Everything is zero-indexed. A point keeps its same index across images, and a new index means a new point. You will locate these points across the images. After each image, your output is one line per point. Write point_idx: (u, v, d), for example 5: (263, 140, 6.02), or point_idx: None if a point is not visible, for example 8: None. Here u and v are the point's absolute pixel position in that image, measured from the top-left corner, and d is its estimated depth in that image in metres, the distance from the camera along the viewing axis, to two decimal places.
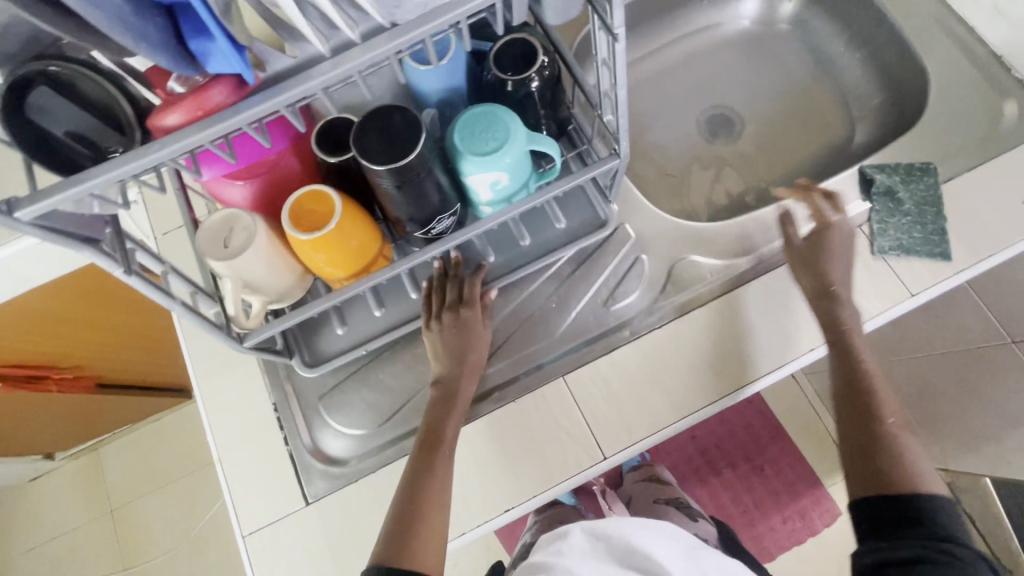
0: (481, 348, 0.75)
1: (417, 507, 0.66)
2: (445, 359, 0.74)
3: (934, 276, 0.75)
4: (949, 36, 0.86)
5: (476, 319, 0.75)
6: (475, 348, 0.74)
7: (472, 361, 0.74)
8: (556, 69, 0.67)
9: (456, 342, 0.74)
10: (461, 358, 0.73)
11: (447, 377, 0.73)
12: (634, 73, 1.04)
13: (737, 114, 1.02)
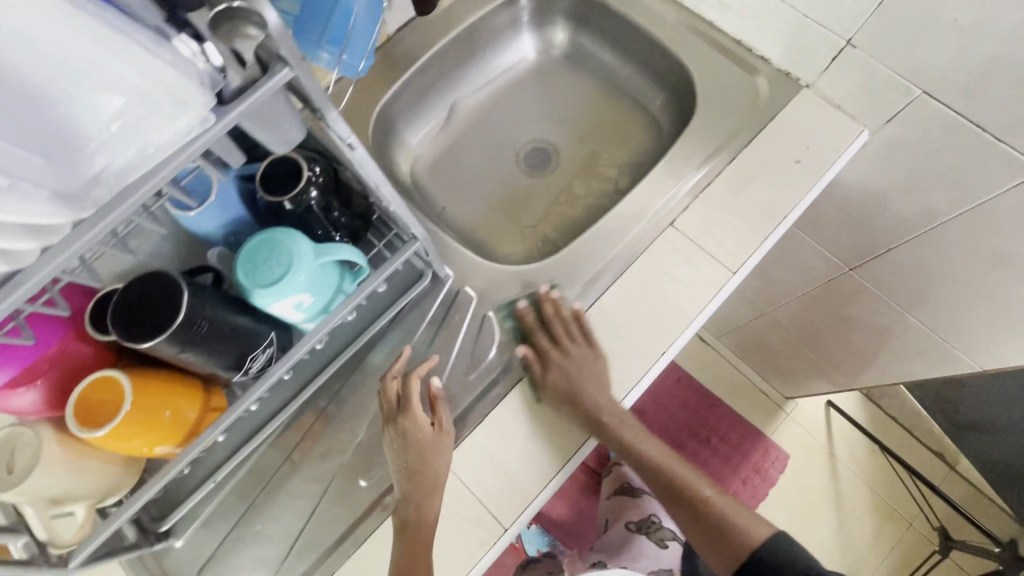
0: (436, 456, 0.72)
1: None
2: (399, 479, 0.70)
3: (745, 250, 0.81)
4: (696, 34, 0.95)
5: (419, 426, 0.72)
6: (427, 455, 0.71)
7: (426, 477, 0.70)
8: (330, 173, 0.67)
9: (405, 458, 0.71)
10: (408, 473, 0.70)
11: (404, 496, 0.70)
12: (445, 137, 1.06)
13: (550, 145, 1.06)
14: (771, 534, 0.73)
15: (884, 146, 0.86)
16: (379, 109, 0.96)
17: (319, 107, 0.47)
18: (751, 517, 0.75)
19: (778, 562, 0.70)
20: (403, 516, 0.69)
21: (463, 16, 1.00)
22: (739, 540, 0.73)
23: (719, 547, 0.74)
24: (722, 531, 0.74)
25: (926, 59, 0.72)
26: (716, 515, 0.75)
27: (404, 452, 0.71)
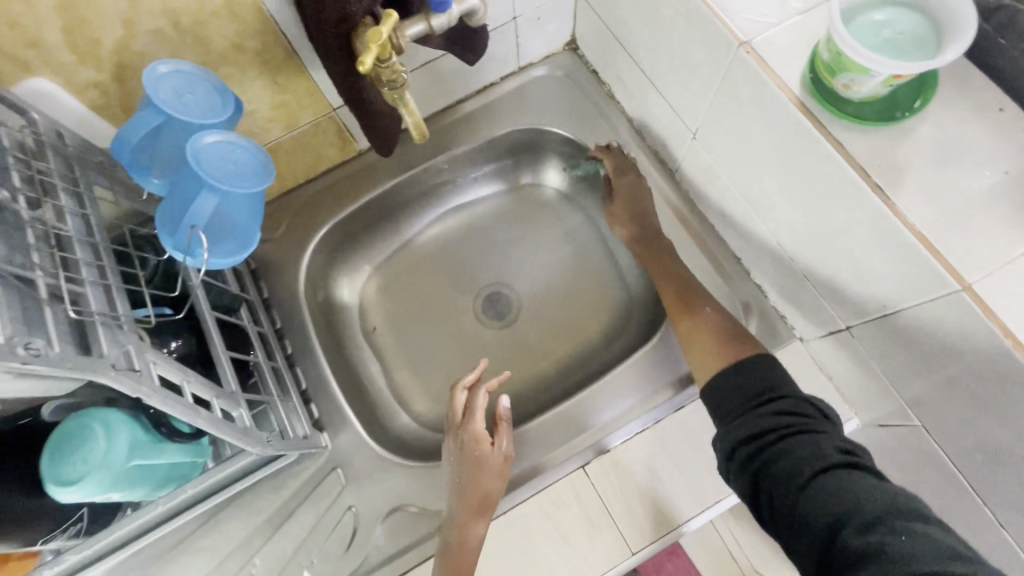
0: (491, 479, 0.66)
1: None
2: (450, 496, 0.66)
3: (655, 528, 0.68)
4: (691, 232, 0.81)
5: (480, 444, 0.68)
6: (485, 482, 0.65)
7: (477, 496, 0.64)
8: (192, 348, 0.60)
9: (461, 474, 0.66)
10: (456, 484, 0.66)
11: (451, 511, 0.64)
12: (401, 260, 0.96)
13: (512, 294, 0.95)
14: (761, 356, 0.60)
15: (871, 445, 0.69)
16: (329, 226, 0.87)
17: (87, 364, 0.40)
18: (747, 339, 0.64)
19: (768, 387, 0.57)
20: (445, 537, 0.63)
21: (449, 141, 0.89)
22: (724, 342, 0.64)
23: (705, 351, 0.65)
24: (717, 341, 0.65)
25: (931, 399, 0.56)
26: (702, 321, 0.68)
27: (459, 467, 0.67)
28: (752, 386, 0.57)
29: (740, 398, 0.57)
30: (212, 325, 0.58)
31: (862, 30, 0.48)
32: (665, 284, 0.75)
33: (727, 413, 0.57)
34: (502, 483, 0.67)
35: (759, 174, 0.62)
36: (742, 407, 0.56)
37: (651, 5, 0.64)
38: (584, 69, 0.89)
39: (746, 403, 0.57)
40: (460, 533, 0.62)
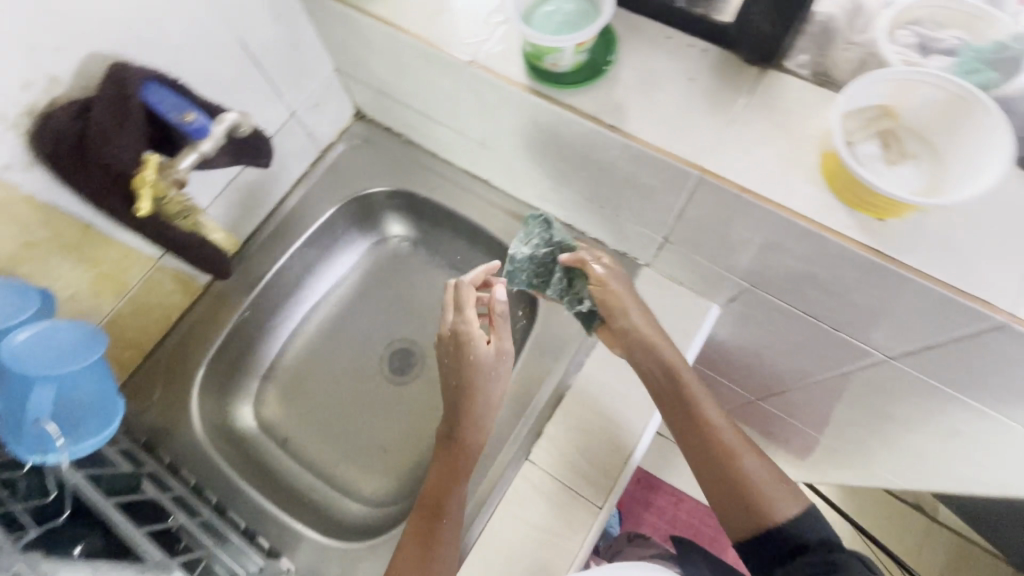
0: (486, 376, 0.70)
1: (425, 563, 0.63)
2: (449, 395, 0.72)
3: (607, 478, 0.73)
4: (526, 221, 0.90)
5: (477, 343, 0.70)
6: (484, 379, 0.70)
7: (478, 401, 0.70)
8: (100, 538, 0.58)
9: (459, 372, 0.71)
10: (453, 384, 0.71)
11: (452, 409, 0.71)
12: (294, 365, 0.96)
13: (410, 343, 0.98)
14: (801, 509, 0.60)
15: (737, 319, 0.80)
16: (205, 367, 0.87)
17: None
18: (777, 480, 0.62)
19: (801, 540, 0.58)
20: (447, 436, 0.71)
21: (287, 241, 0.93)
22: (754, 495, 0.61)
23: (733, 500, 0.62)
24: (739, 493, 0.62)
25: (742, 262, 0.67)
26: (724, 449, 0.63)
27: (456, 369, 0.71)
28: (796, 544, 0.58)
29: (788, 549, 0.59)
30: (111, 511, 0.57)
31: (542, 20, 0.59)
32: (674, 412, 0.67)
33: (769, 555, 0.59)
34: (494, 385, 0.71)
35: (542, 154, 0.73)
36: (777, 559, 0.59)
37: (395, 59, 0.74)
38: (378, 129, 0.97)
39: (765, 538, 0.60)
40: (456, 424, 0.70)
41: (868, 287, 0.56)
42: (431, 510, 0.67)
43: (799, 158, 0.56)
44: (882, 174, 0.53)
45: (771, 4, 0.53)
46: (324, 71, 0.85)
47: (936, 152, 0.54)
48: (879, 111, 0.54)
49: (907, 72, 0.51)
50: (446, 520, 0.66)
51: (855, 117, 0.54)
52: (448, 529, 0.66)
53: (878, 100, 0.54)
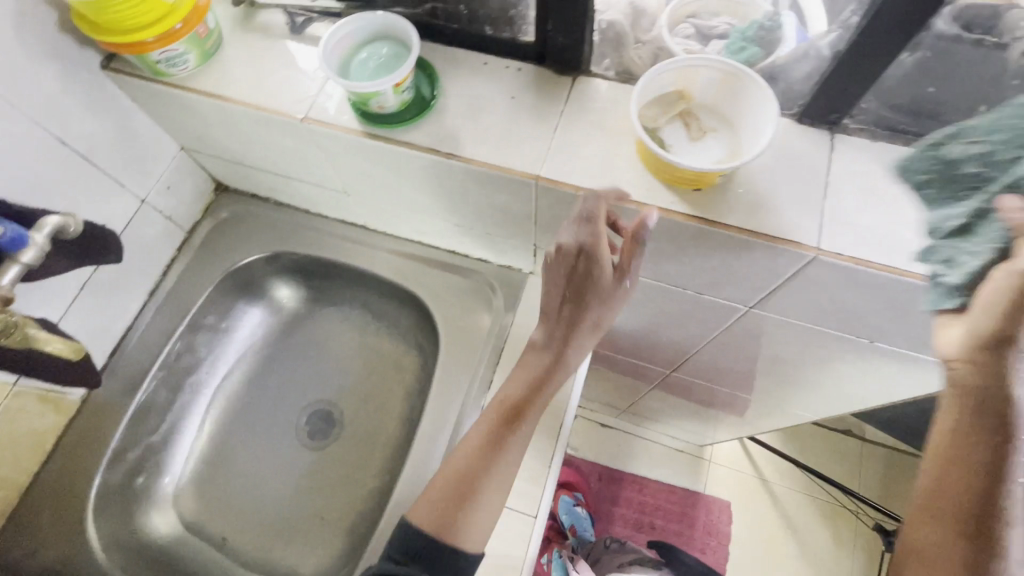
0: (601, 301, 0.57)
1: (473, 498, 0.58)
2: (551, 289, 0.58)
3: (535, 486, 0.74)
4: (411, 257, 0.91)
5: (600, 257, 0.55)
6: (594, 291, 0.56)
7: (585, 322, 0.57)
8: None
9: (568, 287, 0.58)
10: (572, 268, 0.57)
11: (569, 291, 0.58)
12: (203, 457, 0.90)
13: (324, 403, 0.95)
14: None
15: (625, 303, 0.84)
16: (97, 486, 0.80)
17: None
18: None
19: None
20: (542, 354, 0.61)
21: (167, 330, 0.88)
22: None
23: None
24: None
25: None
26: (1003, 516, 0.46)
27: (567, 280, 0.57)
28: None
29: None
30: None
31: (358, 69, 0.62)
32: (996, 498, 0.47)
33: None
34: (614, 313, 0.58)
35: (401, 190, 0.74)
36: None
37: (233, 127, 0.73)
38: (244, 198, 0.95)
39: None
40: (562, 343, 0.59)
41: (706, 251, 0.62)
42: (510, 413, 0.60)
43: (618, 150, 0.61)
44: (686, 152, 0.60)
45: (559, 21, 0.59)
46: (168, 151, 0.83)
47: (732, 123, 0.61)
48: (675, 96, 0.61)
49: (682, 60, 0.58)
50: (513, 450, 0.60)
51: (656, 105, 0.61)
52: (503, 469, 0.60)
53: (672, 86, 0.61)
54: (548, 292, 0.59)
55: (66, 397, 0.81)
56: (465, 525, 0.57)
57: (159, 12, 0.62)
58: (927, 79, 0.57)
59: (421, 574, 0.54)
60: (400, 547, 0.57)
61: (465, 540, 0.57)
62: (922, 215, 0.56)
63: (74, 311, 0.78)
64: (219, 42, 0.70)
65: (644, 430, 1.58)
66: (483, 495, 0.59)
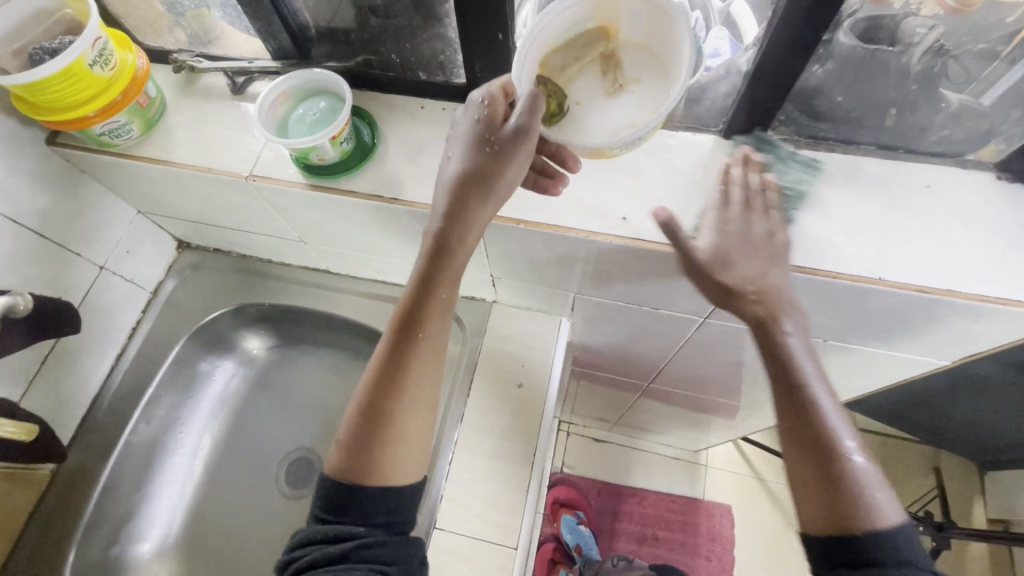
0: (495, 166, 0.52)
1: (389, 414, 0.55)
2: (448, 178, 0.54)
3: (513, 516, 0.74)
4: (375, 296, 0.92)
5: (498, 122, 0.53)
6: (493, 164, 0.52)
7: (483, 201, 0.53)
8: None
9: (466, 163, 0.53)
10: (482, 141, 0.53)
11: (473, 165, 0.53)
12: (183, 518, 0.89)
13: (301, 450, 0.94)
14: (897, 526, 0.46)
15: (589, 323, 0.85)
16: (72, 559, 0.79)
17: None
18: (879, 481, 0.48)
19: (897, 551, 0.45)
20: (436, 246, 0.54)
21: (136, 393, 0.88)
22: (861, 491, 0.47)
23: (825, 501, 0.48)
24: (841, 486, 0.48)
25: (560, 277, 0.73)
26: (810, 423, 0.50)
27: (473, 150, 0.53)
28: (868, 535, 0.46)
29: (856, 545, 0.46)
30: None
31: (295, 124, 0.64)
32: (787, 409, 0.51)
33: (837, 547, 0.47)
34: (524, 170, 0.53)
35: (353, 234, 0.76)
36: (850, 555, 0.46)
37: (183, 189, 0.74)
38: (207, 253, 0.96)
39: (844, 538, 0.47)
40: (454, 216, 0.53)
41: (651, 270, 0.63)
42: (411, 314, 0.55)
43: None
44: (588, 111, 0.54)
45: (485, 63, 0.61)
46: (124, 216, 0.84)
47: (665, 68, 0.53)
48: (594, 32, 0.54)
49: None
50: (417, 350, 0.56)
51: (567, 49, 0.54)
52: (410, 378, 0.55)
53: (593, 22, 0.53)
54: (455, 164, 0.54)
55: (35, 472, 0.80)
56: (388, 442, 0.55)
57: (97, 87, 0.63)
58: (837, 89, 0.60)
59: (348, 529, 0.53)
60: (323, 504, 0.55)
61: (387, 470, 0.54)
62: (847, 217, 0.59)
63: (38, 385, 0.78)
64: (163, 108, 0.71)
65: (637, 441, 1.57)
66: (400, 413, 0.55)
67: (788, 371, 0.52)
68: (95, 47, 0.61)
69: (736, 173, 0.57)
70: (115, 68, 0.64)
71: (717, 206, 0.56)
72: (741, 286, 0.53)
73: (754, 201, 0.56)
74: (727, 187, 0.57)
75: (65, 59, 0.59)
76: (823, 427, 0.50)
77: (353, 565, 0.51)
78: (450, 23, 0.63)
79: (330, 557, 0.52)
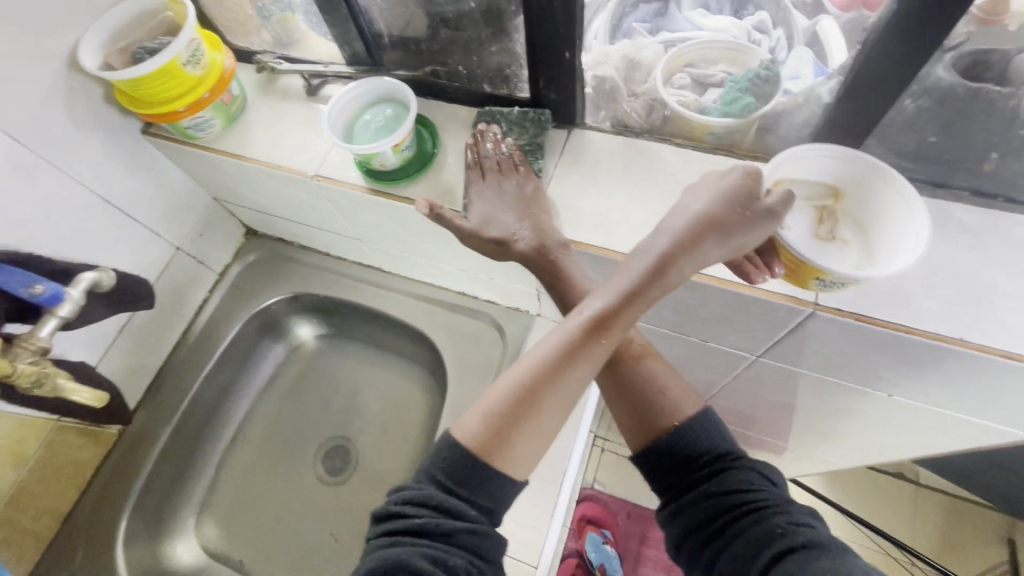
0: (738, 224, 0.48)
1: (542, 414, 0.48)
2: (694, 210, 0.50)
3: (536, 534, 0.73)
4: (422, 297, 0.94)
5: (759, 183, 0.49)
6: (741, 221, 0.48)
7: (712, 243, 0.49)
8: None
9: (715, 203, 0.49)
10: (741, 198, 0.49)
11: (722, 207, 0.49)
12: (227, 489, 0.95)
13: (340, 438, 0.98)
14: (701, 417, 0.53)
15: None
16: (127, 515, 0.85)
17: None
18: (674, 376, 0.56)
19: (714, 448, 0.51)
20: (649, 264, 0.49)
21: (197, 367, 0.94)
22: (659, 395, 0.54)
23: (631, 406, 0.55)
24: (649, 398, 0.54)
25: None
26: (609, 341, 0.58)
27: (725, 199, 0.49)
28: (689, 446, 0.51)
29: (680, 463, 0.51)
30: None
31: (362, 130, 0.66)
32: None
33: (669, 472, 0.51)
34: (747, 250, 0.50)
35: (405, 237, 0.77)
36: (673, 466, 0.51)
37: (256, 183, 0.79)
38: (271, 242, 1.01)
39: (657, 440, 0.52)
40: (682, 249, 0.48)
41: (701, 302, 0.61)
42: (602, 319, 0.48)
43: (610, 200, 0.62)
44: (796, 247, 0.56)
45: (548, 80, 0.61)
46: (201, 202, 0.90)
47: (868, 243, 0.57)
48: (828, 189, 0.58)
49: (851, 151, 0.55)
50: (590, 365, 0.48)
51: (802, 185, 0.58)
52: (574, 388, 0.48)
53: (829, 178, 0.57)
54: (698, 202, 0.50)
55: (105, 431, 0.86)
56: (531, 441, 0.48)
57: (188, 84, 0.68)
58: (930, 127, 0.55)
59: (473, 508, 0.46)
60: (448, 470, 0.47)
61: (514, 462, 0.47)
62: (924, 268, 0.54)
63: (113, 350, 0.84)
64: (243, 106, 0.76)
65: None
66: (545, 411, 0.48)
67: (567, 287, 0.56)
68: (189, 48, 0.66)
69: (488, 144, 0.63)
70: (205, 67, 0.69)
71: (494, 184, 0.61)
72: (508, 237, 0.57)
73: (504, 165, 0.62)
74: (480, 161, 0.62)
75: (164, 57, 0.64)
76: (630, 347, 0.57)
77: (451, 551, 0.44)
78: (514, 39, 0.62)
79: (438, 532, 0.45)
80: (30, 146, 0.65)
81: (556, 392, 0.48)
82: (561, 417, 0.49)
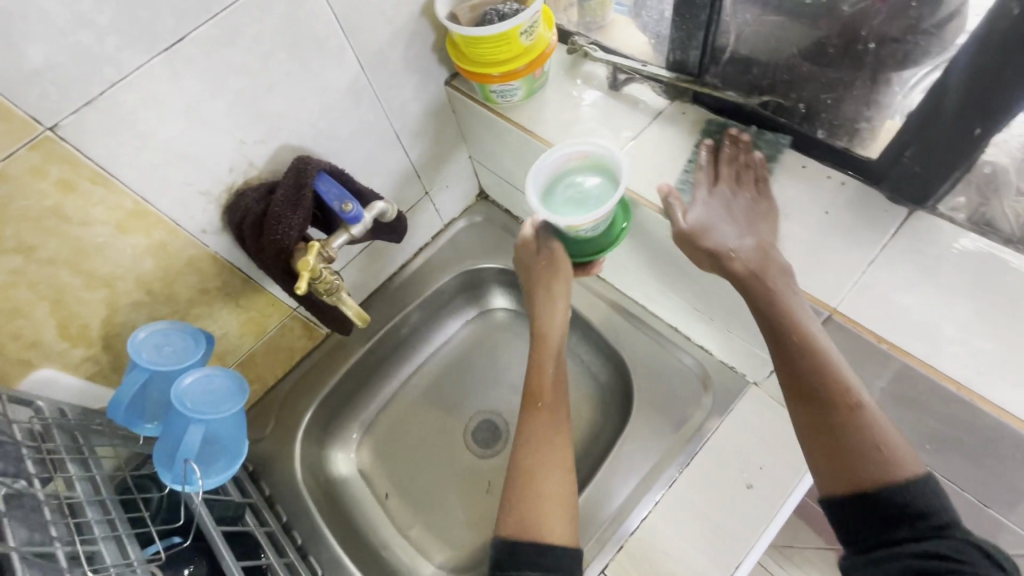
0: (563, 266, 0.67)
1: (533, 477, 0.59)
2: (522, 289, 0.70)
3: None
4: (629, 316, 0.90)
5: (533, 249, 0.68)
6: (547, 264, 0.67)
7: (552, 284, 0.66)
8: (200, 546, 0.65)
9: (531, 271, 0.68)
10: (541, 262, 0.67)
11: (537, 261, 0.68)
12: (387, 419, 1.01)
13: (497, 414, 0.99)
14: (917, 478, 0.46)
15: None
16: (313, 409, 0.94)
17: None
18: (890, 428, 0.48)
19: (926, 506, 0.45)
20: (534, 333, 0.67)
21: (402, 302, 1.00)
22: (873, 450, 0.47)
23: (833, 457, 0.48)
24: (856, 447, 0.48)
25: None
26: (810, 374, 0.51)
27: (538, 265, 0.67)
28: (897, 505, 0.45)
29: (882, 520, 0.46)
30: (219, 540, 0.62)
31: (563, 190, 0.66)
32: (787, 362, 0.52)
33: (867, 532, 0.46)
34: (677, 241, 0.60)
35: (655, 259, 0.73)
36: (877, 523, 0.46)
37: (526, 159, 0.80)
38: (498, 210, 1.04)
39: (864, 495, 0.47)
40: (543, 295, 0.67)
41: None
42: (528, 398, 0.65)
43: (943, 310, 0.52)
44: None
45: (921, 150, 0.51)
46: (459, 156, 0.94)
47: None
48: None
49: None
50: (543, 423, 0.63)
51: None
52: (545, 442, 0.61)
53: None
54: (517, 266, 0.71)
55: (318, 330, 0.96)
56: (533, 505, 0.57)
57: (514, 52, 0.69)
58: None
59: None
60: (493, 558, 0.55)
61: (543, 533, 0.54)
62: None
63: (349, 265, 0.93)
64: (544, 82, 0.77)
65: None
66: (535, 472, 0.59)
67: (776, 312, 0.53)
68: (531, 19, 0.67)
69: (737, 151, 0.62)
70: (534, 40, 0.70)
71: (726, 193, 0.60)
72: (724, 250, 0.56)
73: (742, 176, 0.61)
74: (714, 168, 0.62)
75: (511, 23, 0.65)
76: (842, 389, 0.50)
77: None
78: (896, 90, 0.54)
79: None
80: (368, 74, 0.71)
81: (534, 451, 0.60)
82: (564, 478, 0.59)
